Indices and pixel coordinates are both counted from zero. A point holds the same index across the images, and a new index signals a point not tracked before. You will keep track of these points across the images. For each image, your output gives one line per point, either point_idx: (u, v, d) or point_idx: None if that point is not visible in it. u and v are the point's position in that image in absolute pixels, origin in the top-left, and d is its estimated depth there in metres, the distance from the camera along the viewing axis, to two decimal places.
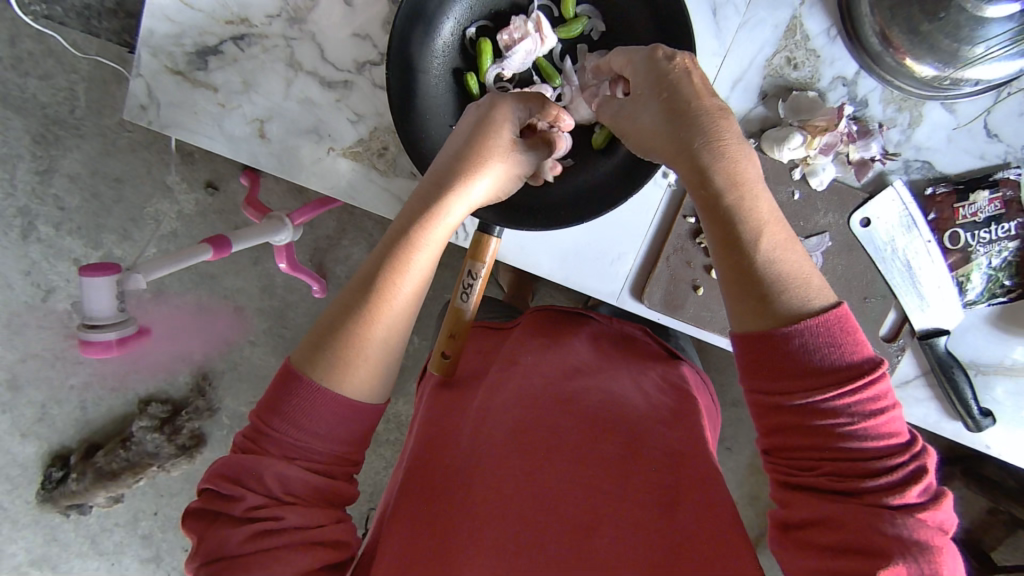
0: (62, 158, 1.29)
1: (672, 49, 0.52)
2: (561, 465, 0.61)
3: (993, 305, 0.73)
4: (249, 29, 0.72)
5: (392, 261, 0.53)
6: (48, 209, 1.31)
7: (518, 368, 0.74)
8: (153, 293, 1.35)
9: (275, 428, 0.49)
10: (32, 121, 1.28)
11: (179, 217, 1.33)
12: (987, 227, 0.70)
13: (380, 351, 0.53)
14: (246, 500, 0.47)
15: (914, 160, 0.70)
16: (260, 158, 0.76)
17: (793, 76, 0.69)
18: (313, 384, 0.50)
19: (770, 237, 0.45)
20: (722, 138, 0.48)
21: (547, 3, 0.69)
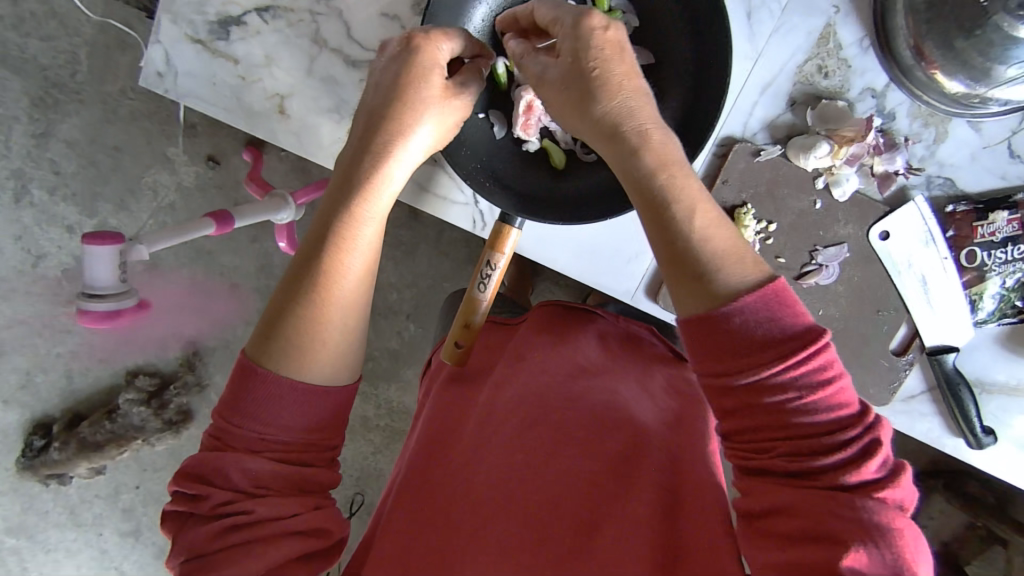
0: (60, 123, 1.27)
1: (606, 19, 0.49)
2: (543, 456, 0.62)
3: (1002, 324, 0.73)
4: (274, 1, 0.70)
5: (339, 236, 0.55)
6: (43, 173, 1.29)
7: (521, 365, 0.73)
8: (148, 265, 1.33)
9: (240, 425, 0.52)
10: (31, 82, 1.25)
11: (178, 189, 1.31)
12: (1004, 247, 0.70)
13: (338, 327, 0.55)
14: (211, 498, 0.50)
15: (936, 176, 0.70)
16: (277, 134, 0.74)
17: (823, 84, 0.69)
18: (269, 375, 0.52)
19: (699, 214, 0.47)
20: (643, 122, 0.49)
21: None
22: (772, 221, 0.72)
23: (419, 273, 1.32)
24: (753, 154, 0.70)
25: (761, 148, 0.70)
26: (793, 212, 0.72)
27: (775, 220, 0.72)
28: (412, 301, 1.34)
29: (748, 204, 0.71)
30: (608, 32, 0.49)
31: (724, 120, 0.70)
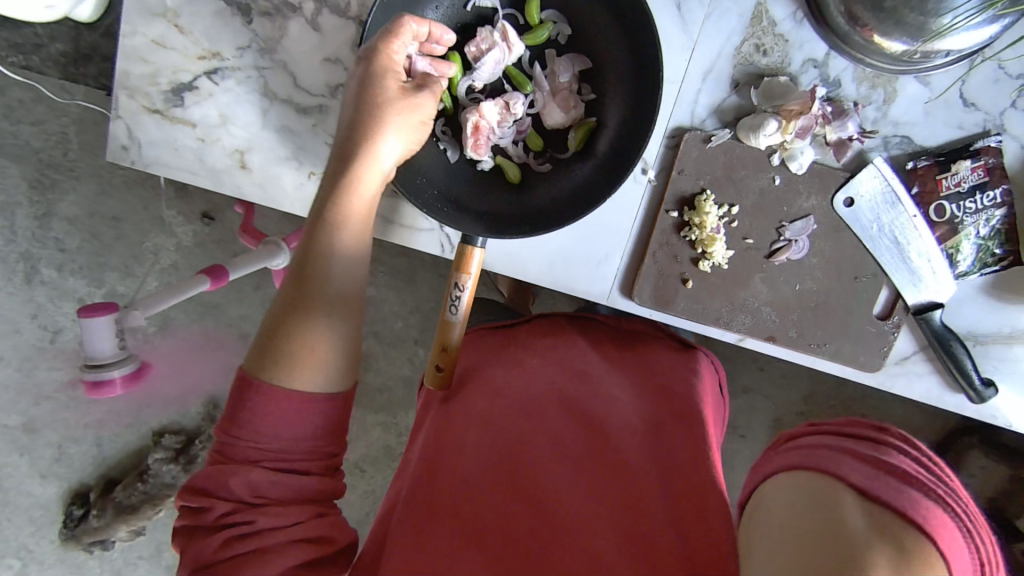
0: (59, 202, 1.31)
1: None
2: (549, 458, 0.62)
3: (986, 275, 0.72)
4: (222, 63, 0.73)
5: (324, 247, 0.58)
6: (49, 252, 1.33)
7: (522, 373, 0.73)
8: (159, 326, 1.37)
9: (237, 436, 0.54)
10: (27, 167, 1.30)
11: (178, 249, 1.35)
12: (973, 196, 0.69)
13: (328, 338, 0.57)
14: (214, 509, 0.53)
15: (892, 136, 0.70)
16: (242, 188, 0.76)
17: (764, 63, 0.69)
18: (265, 385, 0.54)
19: None
20: None
21: (512, 12, 0.69)
22: (733, 204, 0.72)
23: (421, 298, 1.34)
24: (703, 141, 0.70)
25: (712, 134, 0.70)
26: (754, 192, 0.71)
27: (737, 203, 0.72)
28: (417, 326, 1.35)
29: (708, 190, 0.71)
30: None
31: (670, 112, 0.71)
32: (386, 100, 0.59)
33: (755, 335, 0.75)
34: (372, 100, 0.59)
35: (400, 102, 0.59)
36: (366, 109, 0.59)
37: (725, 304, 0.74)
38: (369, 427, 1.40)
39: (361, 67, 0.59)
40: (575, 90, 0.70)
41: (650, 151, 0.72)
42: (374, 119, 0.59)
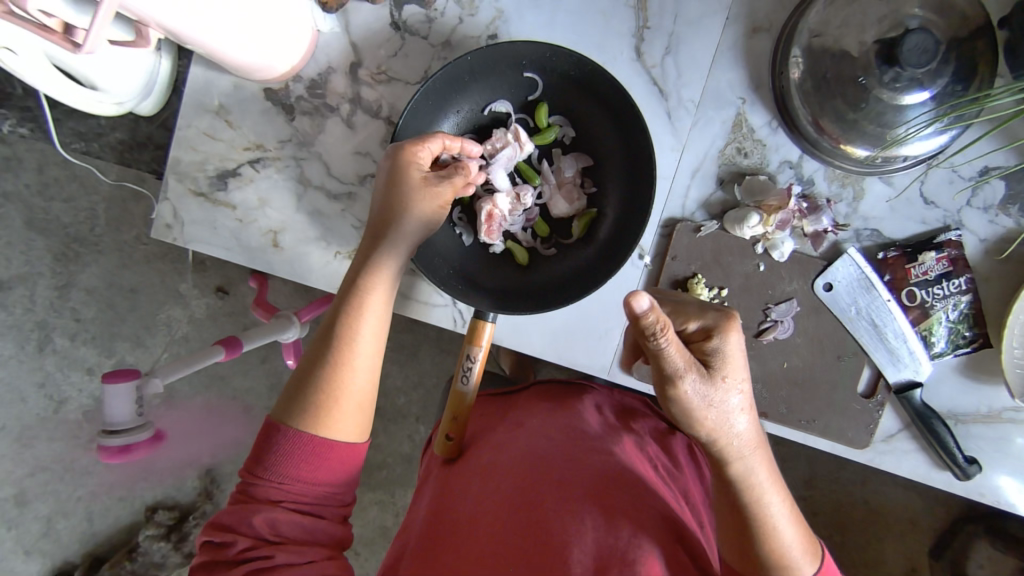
0: (80, 274, 1.38)
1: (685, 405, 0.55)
2: (551, 505, 0.65)
3: (960, 355, 0.78)
4: (263, 153, 0.82)
5: (351, 310, 0.64)
6: (64, 322, 1.39)
7: (524, 435, 0.78)
8: (164, 397, 1.40)
9: (263, 479, 0.58)
10: (54, 240, 1.38)
11: (190, 321, 1.41)
12: (940, 283, 0.76)
13: (353, 395, 0.62)
14: (236, 544, 0.56)
15: (863, 229, 0.78)
16: (272, 264, 0.83)
17: (745, 163, 0.78)
18: (291, 430, 0.60)
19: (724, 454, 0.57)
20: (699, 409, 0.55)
21: (523, 116, 0.79)
22: (723, 286, 0.78)
23: (424, 374, 1.38)
24: (693, 231, 0.78)
25: (701, 224, 0.78)
26: (741, 276, 0.78)
27: (726, 286, 0.78)
28: (419, 402, 1.39)
29: (699, 274, 0.78)
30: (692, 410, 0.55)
31: (664, 204, 0.79)
32: (412, 186, 0.65)
33: None
34: (401, 187, 0.65)
35: (422, 189, 0.65)
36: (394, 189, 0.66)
37: None
38: (365, 504, 1.40)
39: (393, 158, 0.65)
40: (577, 183, 0.78)
41: (646, 238, 0.80)
42: (401, 203, 0.65)
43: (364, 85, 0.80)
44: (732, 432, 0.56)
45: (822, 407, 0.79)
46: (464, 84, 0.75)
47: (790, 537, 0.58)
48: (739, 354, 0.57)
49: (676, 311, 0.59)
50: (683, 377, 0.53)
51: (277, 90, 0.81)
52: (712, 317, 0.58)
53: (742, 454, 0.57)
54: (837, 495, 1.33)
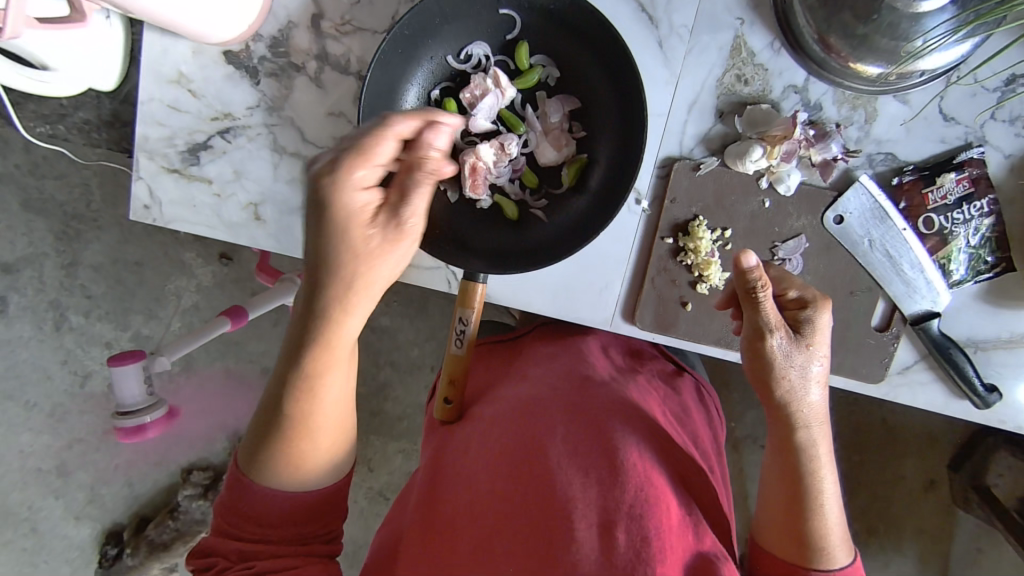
0: (84, 251, 1.37)
1: (775, 360, 0.59)
2: (554, 455, 0.64)
3: (981, 282, 0.74)
4: (233, 123, 0.78)
5: (302, 373, 0.55)
6: (76, 299, 1.39)
7: (527, 383, 0.76)
8: (183, 366, 1.42)
9: (234, 513, 0.56)
10: (53, 219, 1.36)
11: (198, 290, 1.40)
12: (960, 207, 0.71)
13: (319, 449, 0.57)
14: (216, 566, 0.55)
15: (876, 154, 0.72)
16: (257, 239, 0.80)
17: (746, 92, 0.72)
18: (257, 487, 0.56)
19: (799, 421, 0.60)
20: (785, 372, 0.59)
21: (502, 58, 0.72)
22: (726, 227, 0.74)
23: (436, 327, 1.37)
24: (692, 170, 0.73)
25: (700, 162, 0.73)
26: (745, 216, 0.73)
27: (729, 226, 0.74)
28: (433, 354, 1.38)
29: (700, 216, 0.74)
30: (780, 366, 0.59)
31: (659, 143, 0.73)
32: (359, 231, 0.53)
33: None
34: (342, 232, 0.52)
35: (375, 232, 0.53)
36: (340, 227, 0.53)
37: (725, 323, 0.76)
38: (390, 455, 1.43)
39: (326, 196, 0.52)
40: (565, 128, 0.73)
41: (642, 181, 0.75)
42: (344, 250, 0.53)
43: (328, 39, 0.74)
44: (808, 399, 0.60)
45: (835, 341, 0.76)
46: (435, 27, 0.69)
47: (830, 512, 0.60)
48: (827, 334, 0.61)
49: (779, 279, 0.63)
50: (773, 331, 0.58)
51: (237, 52, 0.76)
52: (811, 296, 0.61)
53: (809, 423, 0.60)
54: (859, 418, 1.33)
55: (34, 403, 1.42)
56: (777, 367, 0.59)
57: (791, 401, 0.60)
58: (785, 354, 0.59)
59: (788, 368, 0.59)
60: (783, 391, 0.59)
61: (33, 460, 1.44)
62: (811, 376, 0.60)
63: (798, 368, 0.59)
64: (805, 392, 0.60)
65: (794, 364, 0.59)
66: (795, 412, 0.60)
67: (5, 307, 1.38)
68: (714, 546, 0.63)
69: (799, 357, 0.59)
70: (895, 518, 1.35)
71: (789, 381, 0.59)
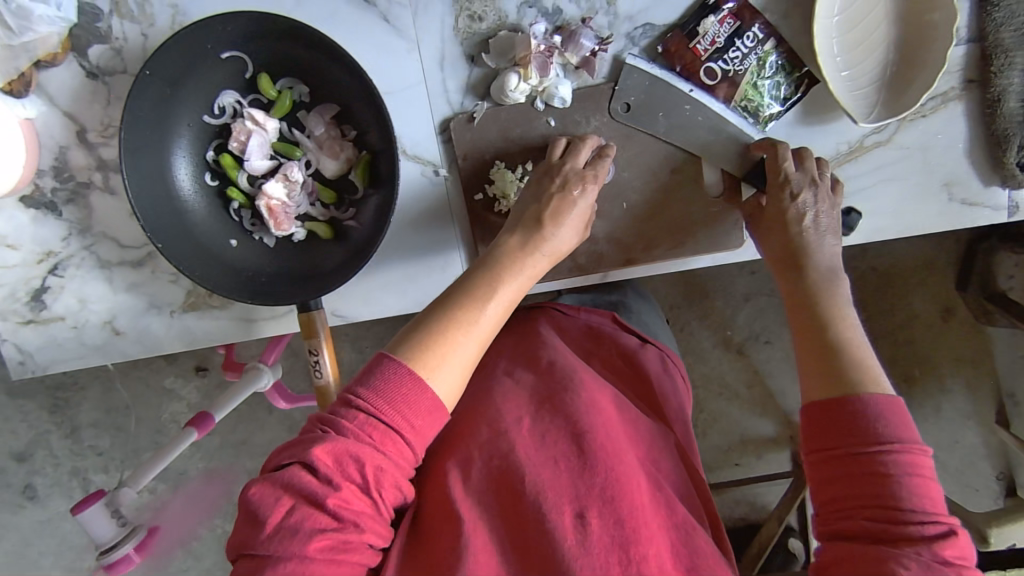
0: (79, 413, 1.42)
1: (795, 202, 0.66)
2: (521, 447, 0.60)
3: (792, 107, 0.71)
4: (57, 258, 0.80)
5: (485, 286, 0.62)
6: (91, 458, 1.44)
7: (489, 372, 0.71)
8: (205, 477, 1.40)
9: (370, 408, 0.54)
10: (41, 398, 1.41)
11: (190, 407, 1.43)
12: (733, 45, 0.69)
13: (462, 360, 0.59)
14: (324, 488, 0.52)
15: (634, 30, 0.70)
16: (124, 351, 0.83)
17: (484, 27, 0.71)
18: (402, 364, 0.57)
19: (832, 286, 0.64)
20: (800, 227, 0.66)
21: (253, 96, 0.73)
22: (525, 160, 0.72)
23: None
24: (468, 122, 0.72)
25: (473, 112, 0.72)
26: (539, 140, 0.72)
27: (528, 158, 0.73)
28: None
29: (497, 160, 0.73)
30: (794, 214, 0.66)
31: (429, 109, 0.73)
32: (572, 199, 0.66)
33: (612, 264, 0.75)
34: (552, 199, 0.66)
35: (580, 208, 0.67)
36: (561, 215, 0.65)
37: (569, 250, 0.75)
38: None
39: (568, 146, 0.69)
40: (337, 135, 0.73)
41: (430, 153, 0.74)
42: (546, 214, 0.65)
43: (99, 147, 0.77)
44: (827, 270, 0.65)
45: (669, 224, 0.74)
46: (171, 96, 0.70)
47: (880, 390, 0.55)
48: (824, 218, 0.66)
49: None
50: (783, 183, 0.67)
51: (31, 194, 0.78)
52: (809, 175, 0.68)
53: (835, 293, 0.63)
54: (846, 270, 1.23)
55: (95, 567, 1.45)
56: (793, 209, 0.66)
57: (811, 257, 0.65)
58: (793, 204, 0.66)
59: (803, 221, 0.66)
60: (802, 237, 0.66)
61: None
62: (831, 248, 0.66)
63: (822, 231, 0.66)
64: (828, 261, 0.65)
65: (814, 224, 0.66)
66: (817, 281, 0.64)
67: (36, 490, 1.44)
68: (687, 516, 0.62)
69: (819, 215, 0.66)
70: (926, 357, 1.24)
71: (813, 240, 0.66)
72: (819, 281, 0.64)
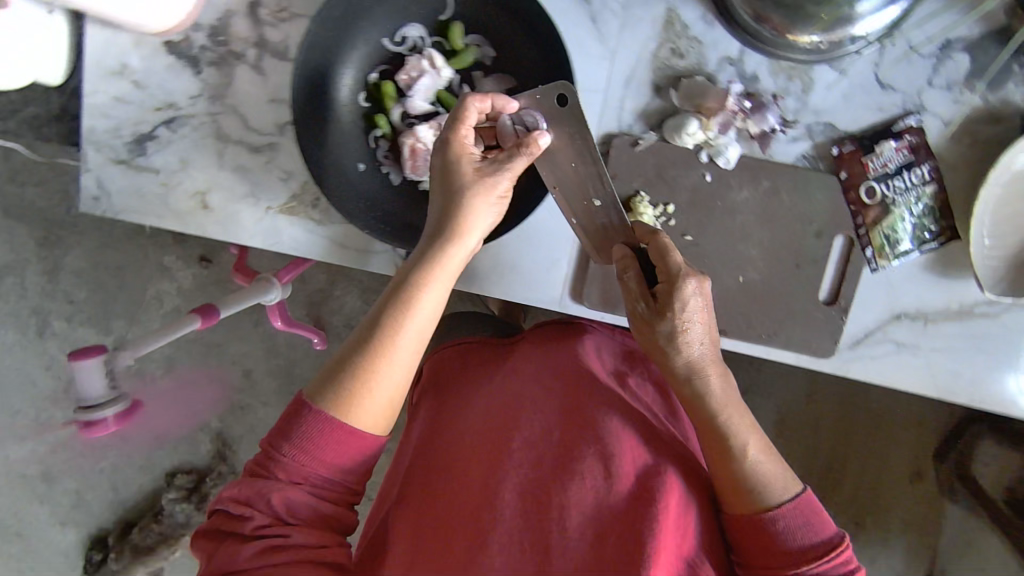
0: (65, 256, 1.34)
1: (664, 327, 0.63)
2: (539, 463, 0.62)
3: (926, 251, 0.73)
4: (177, 112, 0.78)
5: (401, 300, 0.61)
6: (59, 305, 1.35)
7: (518, 378, 0.72)
8: (165, 367, 1.36)
9: (286, 453, 0.57)
10: (35, 226, 1.33)
11: (180, 293, 1.34)
12: (900, 175, 0.71)
13: (387, 388, 0.60)
14: (253, 520, 0.56)
15: (815, 124, 0.72)
16: (205, 227, 0.80)
17: (681, 65, 0.72)
18: (322, 410, 0.58)
19: (706, 388, 0.63)
20: (676, 341, 0.63)
21: (437, 39, 0.72)
22: (669, 202, 0.73)
23: None
24: (631, 145, 0.73)
25: (639, 138, 0.73)
26: (688, 189, 0.73)
27: (672, 201, 0.73)
28: None
29: (641, 192, 0.73)
30: (669, 333, 0.63)
31: (597, 119, 0.73)
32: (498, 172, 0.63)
33: None
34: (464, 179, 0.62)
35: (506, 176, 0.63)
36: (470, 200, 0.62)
37: None
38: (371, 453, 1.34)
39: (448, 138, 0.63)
40: None
41: None
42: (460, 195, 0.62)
43: (266, 26, 0.75)
44: (698, 365, 0.63)
45: (770, 313, 0.75)
46: (365, 9, 0.70)
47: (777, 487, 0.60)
48: (694, 308, 0.63)
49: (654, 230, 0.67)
50: (654, 302, 0.64)
51: (179, 42, 0.76)
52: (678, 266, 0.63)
53: (710, 390, 0.63)
54: (845, 404, 1.24)
55: (18, 409, 1.36)
56: (671, 335, 0.63)
57: (683, 373, 0.64)
58: (665, 326, 0.63)
59: (670, 342, 0.63)
60: (675, 356, 0.63)
61: (18, 466, 1.37)
62: (701, 337, 0.63)
63: (685, 333, 0.63)
64: (693, 364, 0.63)
65: (683, 333, 0.63)
66: (694, 394, 0.63)
67: None
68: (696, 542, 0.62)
69: (685, 326, 0.63)
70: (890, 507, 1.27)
71: (683, 346, 0.63)
72: (698, 388, 0.63)
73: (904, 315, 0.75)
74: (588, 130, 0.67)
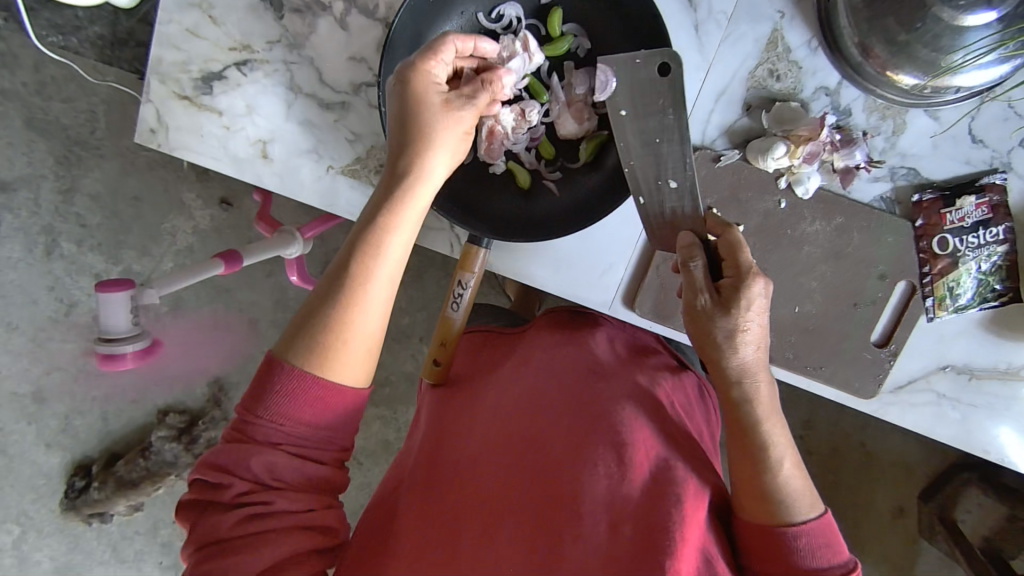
0: (83, 178, 1.27)
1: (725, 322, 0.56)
2: (551, 450, 0.58)
3: (985, 309, 0.73)
4: (251, 55, 0.75)
5: (366, 243, 0.54)
6: (70, 227, 1.29)
7: (533, 367, 0.68)
8: (171, 306, 1.32)
9: (262, 416, 0.51)
10: (55, 142, 1.26)
11: (195, 232, 1.30)
12: (975, 231, 0.71)
13: (362, 336, 0.54)
14: (233, 487, 0.51)
15: (899, 167, 0.71)
16: (262, 177, 0.78)
17: (777, 87, 0.70)
18: (292, 369, 0.52)
19: (749, 393, 0.57)
20: (735, 341, 0.56)
21: (534, 22, 0.71)
22: (738, 223, 0.72)
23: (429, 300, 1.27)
24: (712, 160, 0.71)
25: (721, 154, 0.71)
26: (759, 214, 0.72)
27: (741, 222, 0.72)
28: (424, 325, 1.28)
29: (715, 209, 0.72)
30: (728, 330, 0.56)
31: None
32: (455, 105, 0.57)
33: None
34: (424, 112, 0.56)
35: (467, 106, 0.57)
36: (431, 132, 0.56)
37: None
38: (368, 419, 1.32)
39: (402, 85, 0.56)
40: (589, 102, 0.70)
41: None
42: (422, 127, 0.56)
43: None
44: (746, 364, 0.57)
45: (820, 347, 0.75)
46: None
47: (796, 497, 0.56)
48: (758, 305, 0.56)
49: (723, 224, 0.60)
50: (714, 292, 0.56)
51: None
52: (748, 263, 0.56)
53: (753, 394, 0.57)
54: (839, 439, 1.25)
55: (14, 325, 1.31)
56: (731, 331, 0.56)
57: (733, 372, 0.57)
58: (728, 322, 0.56)
59: (728, 339, 0.56)
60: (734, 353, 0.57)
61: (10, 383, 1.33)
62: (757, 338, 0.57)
63: (745, 328, 0.56)
64: (744, 365, 0.57)
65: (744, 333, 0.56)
66: (738, 397, 0.57)
67: None
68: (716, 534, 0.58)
69: (747, 326, 0.56)
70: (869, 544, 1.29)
71: (736, 342, 0.56)
72: (741, 390, 0.57)
73: (950, 366, 0.75)
74: (681, 107, 0.62)
